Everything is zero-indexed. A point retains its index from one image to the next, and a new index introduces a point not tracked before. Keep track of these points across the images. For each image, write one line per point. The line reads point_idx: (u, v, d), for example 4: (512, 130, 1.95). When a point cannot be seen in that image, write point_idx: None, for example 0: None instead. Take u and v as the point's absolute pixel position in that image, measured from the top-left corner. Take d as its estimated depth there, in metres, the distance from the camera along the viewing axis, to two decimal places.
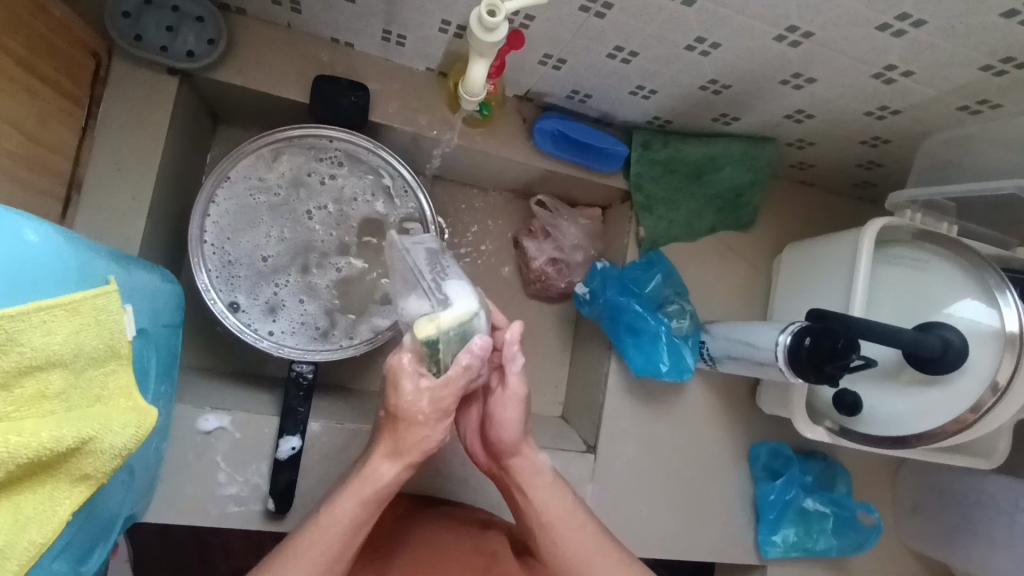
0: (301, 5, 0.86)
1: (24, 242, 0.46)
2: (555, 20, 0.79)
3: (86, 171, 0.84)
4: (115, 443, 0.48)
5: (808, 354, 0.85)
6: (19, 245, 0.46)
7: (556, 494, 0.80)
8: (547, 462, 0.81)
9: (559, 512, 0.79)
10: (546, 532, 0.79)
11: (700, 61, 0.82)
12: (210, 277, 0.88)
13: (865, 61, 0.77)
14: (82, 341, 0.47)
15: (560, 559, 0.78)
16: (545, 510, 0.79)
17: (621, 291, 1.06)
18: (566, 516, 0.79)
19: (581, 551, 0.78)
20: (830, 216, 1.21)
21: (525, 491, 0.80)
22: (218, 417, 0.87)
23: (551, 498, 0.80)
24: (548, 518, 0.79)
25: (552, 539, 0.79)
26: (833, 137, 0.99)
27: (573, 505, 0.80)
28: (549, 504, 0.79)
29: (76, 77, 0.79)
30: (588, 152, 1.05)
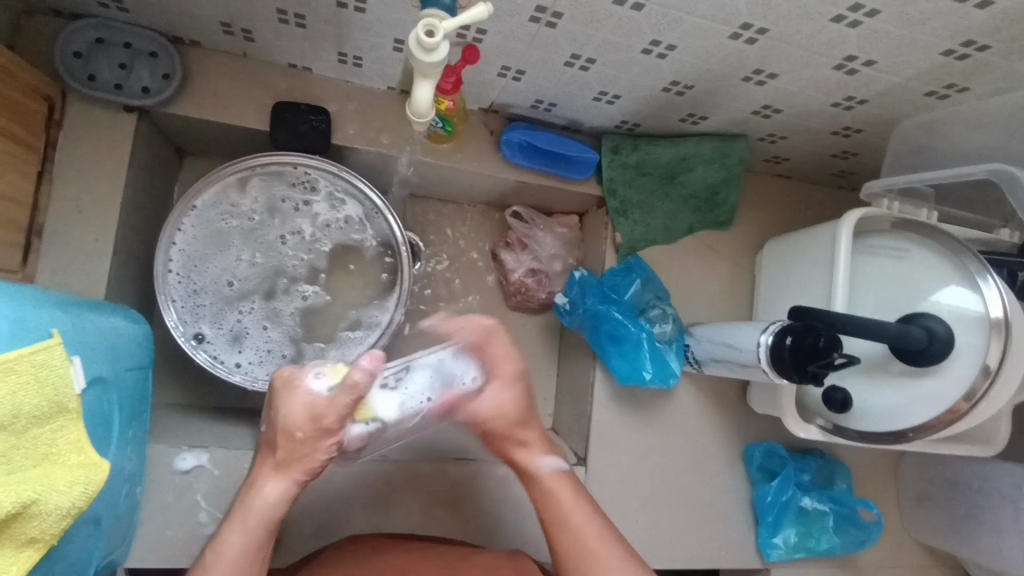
0: (253, 33, 0.85)
1: None
2: (507, 32, 0.77)
3: (46, 216, 0.83)
4: (61, 503, 0.47)
5: (790, 353, 0.82)
6: None
7: (565, 485, 0.79)
8: (557, 463, 0.80)
9: (572, 505, 0.77)
10: (556, 524, 0.77)
11: (659, 63, 0.81)
12: (175, 308, 0.86)
13: (824, 53, 0.75)
14: (21, 400, 0.45)
15: (570, 547, 0.75)
16: (559, 506, 0.77)
17: (602, 299, 1.04)
18: (574, 508, 0.77)
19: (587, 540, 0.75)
20: (811, 208, 1.19)
21: (534, 480, 0.80)
22: (196, 456, 0.86)
23: (558, 487, 0.79)
24: (556, 512, 0.77)
25: (571, 535, 0.76)
26: (804, 130, 0.97)
27: (580, 493, 0.79)
28: (562, 498, 0.78)
29: (29, 122, 0.78)
30: (557, 162, 1.04)
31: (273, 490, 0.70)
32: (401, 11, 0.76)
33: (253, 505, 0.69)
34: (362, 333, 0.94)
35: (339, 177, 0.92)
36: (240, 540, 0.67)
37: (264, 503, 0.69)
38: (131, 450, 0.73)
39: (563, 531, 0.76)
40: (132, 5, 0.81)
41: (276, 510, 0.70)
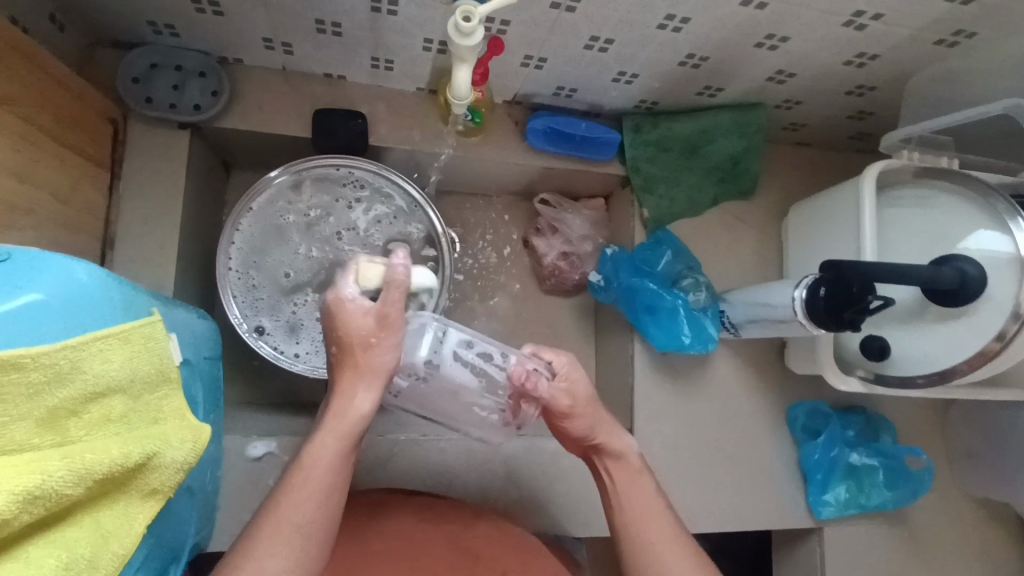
0: (292, 46, 0.92)
1: (78, 282, 0.51)
2: (528, 21, 0.82)
3: (117, 229, 0.90)
4: (175, 457, 0.52)
5: (826, 304, 0.85)
6: (75, 284, 0.51)
7: (639, 483, 0.79)
8: (639, 445, 0.82)
9: (642, 499, 0.78)
10: (630, 524, 0.77)
11: (674, 37, 0.85)
12: (237, 302, 0.93)
13: (831, 12, 0.79)
14: (137, 366, 0.51)
15: (637, 545, 0.76)
16: (626, 495, 0.79)
17: (635, 273, 1.08)
18: (643, 495, 0.78)
19: (659, 539, 0.75)
20: (833, 171, 1.22)
21: (607, 469, 0.81)
22: (266, 443, 0.91)
23: (631, 484, 0.80)
24: (626, 514, 0.78)
25: (637, 530, 0.76)
26: (818, 93, 1.01)
27: (652, 484, 0.80)
28: (632, 489, 0.79)
29: (98, 143, 0.85)
30: (582, 145, 1.09)
31: (329, 438, 0.68)
32: (429, 11, 0.82)
33: (321, 451, 0.67)
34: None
35: (382, 177, 0.98)
36: (313, 488, 0.66)
37: (328, 448, 0.68)
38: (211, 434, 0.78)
39: (623, 512, 0.78)
40: (182, 30, 0.88)
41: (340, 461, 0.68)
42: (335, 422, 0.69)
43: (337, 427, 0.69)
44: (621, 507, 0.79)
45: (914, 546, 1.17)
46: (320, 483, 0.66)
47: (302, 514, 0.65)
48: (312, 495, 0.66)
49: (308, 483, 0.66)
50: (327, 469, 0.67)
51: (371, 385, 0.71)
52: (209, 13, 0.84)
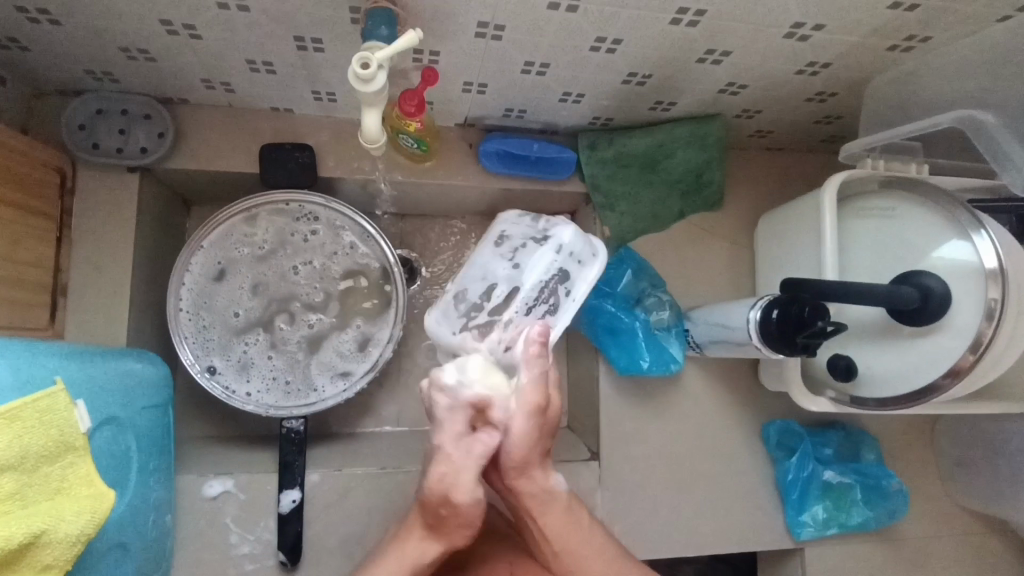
0: (232, 85, 0.92)
1: None
2: (458, 51, 0.80)
3: (69, 276, 0.91)
4: (70, 531, 0.53)
5: (778, 326, 0.82)
6: None
7: (569, 522, 0.73)
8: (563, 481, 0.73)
9: (583, 551, 0.74)
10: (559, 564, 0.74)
11: (610, 58, 0.82)
12: (187, 344, 0.94)
13: (769, 24, 0.75)
14: (27, 443, 0.52)
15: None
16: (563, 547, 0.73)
17: (596, 294, 1.05)
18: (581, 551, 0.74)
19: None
20: (807, 177, 1.17)
21: (536, 518, 0.72)
22: (222, 482, 0.92)
23: (561, 527, 0.73)
24: (556, 553, 0.73)
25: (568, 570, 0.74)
26: (777, 101, 0.96)
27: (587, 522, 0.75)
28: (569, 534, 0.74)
29: (43, 194, 0.86)
30: (536, 165, 1.06)
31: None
32: (356, 47, 0.80)
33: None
34: (368, 351, 0.99)
35: (331, 210, 0.98)
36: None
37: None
38: (155, 481, 0.79)
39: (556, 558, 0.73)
40: (120, 76, 0.88)
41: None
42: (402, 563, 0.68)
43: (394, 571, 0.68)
44: (547, 540, 0.73)
45: (904, 565, 1.12)
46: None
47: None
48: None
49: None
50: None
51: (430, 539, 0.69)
52: (142, 60, 0.84)
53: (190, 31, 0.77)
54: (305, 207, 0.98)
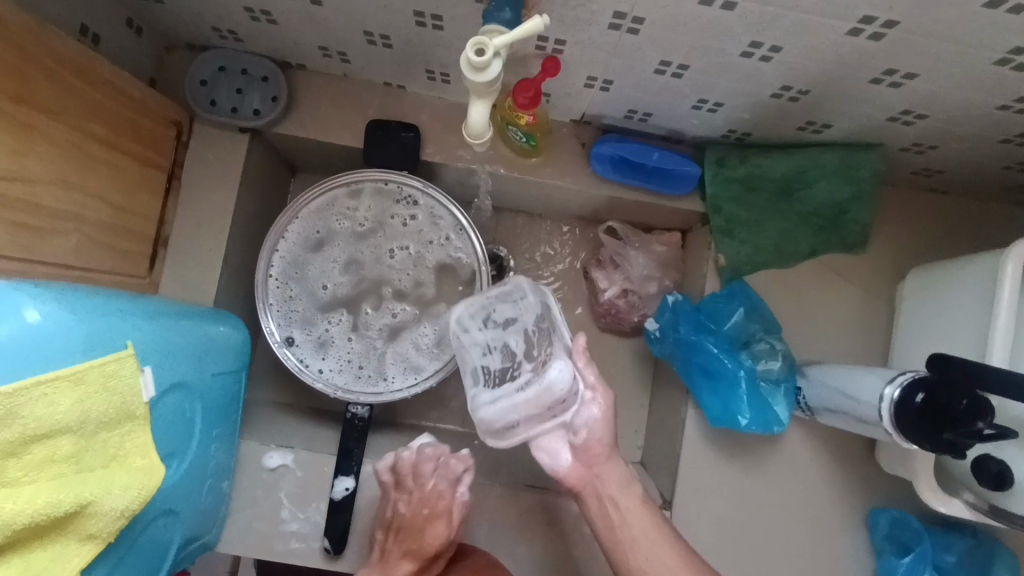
0: (348, 56, 0.88)
1: (26, 324, 0.49)
2: (586, 42, 0.71)
3: (171, 228, 0.93)
4: (115, 505, 0.52)
5: (920, 413, 0.69)
6: (23, 328, 0.49)
7: (647, 515, 0.76)
8: (639, 486, 0.78)
9: (636, 531, 0.75)
10: (626, 547, 0.75)
11: (762, 67, 0.70)
12: (269, 311, 0.93)
13: (977, 47, 0.60)
14: (89, 409, 0.51)
15: (628, 561, 0.74)
16: (625, 517, 0.75)
17: (698, 329, 0.94)
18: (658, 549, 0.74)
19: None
20: (980, 230, 0.96)
21: (616, 503, 0.76)
22: (282, 455, 0.92)
23: (641, 519, 0.75)
24: (630, 535, 0.75)
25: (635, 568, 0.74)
26: (960, 138, 0.80)
27: (657, 535, 0.75)
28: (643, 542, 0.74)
29: (158, 146, 0.88)
30: (650, 175, 0.95)
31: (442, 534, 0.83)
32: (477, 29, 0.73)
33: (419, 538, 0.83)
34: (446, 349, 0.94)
35: (433, 198, 0.94)
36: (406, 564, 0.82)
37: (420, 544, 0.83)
38: (215, 448, 0.79)
39: (629, 539, 0.75)
40: (243, 36, 0.88)
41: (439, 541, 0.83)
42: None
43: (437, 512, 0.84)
44: (626, 528, 0.75)
45: None
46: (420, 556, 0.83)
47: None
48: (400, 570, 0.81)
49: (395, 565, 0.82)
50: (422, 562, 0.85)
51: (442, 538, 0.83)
52: (264, 22, 0.83)
53: None
54: (405, 190, 0.94)
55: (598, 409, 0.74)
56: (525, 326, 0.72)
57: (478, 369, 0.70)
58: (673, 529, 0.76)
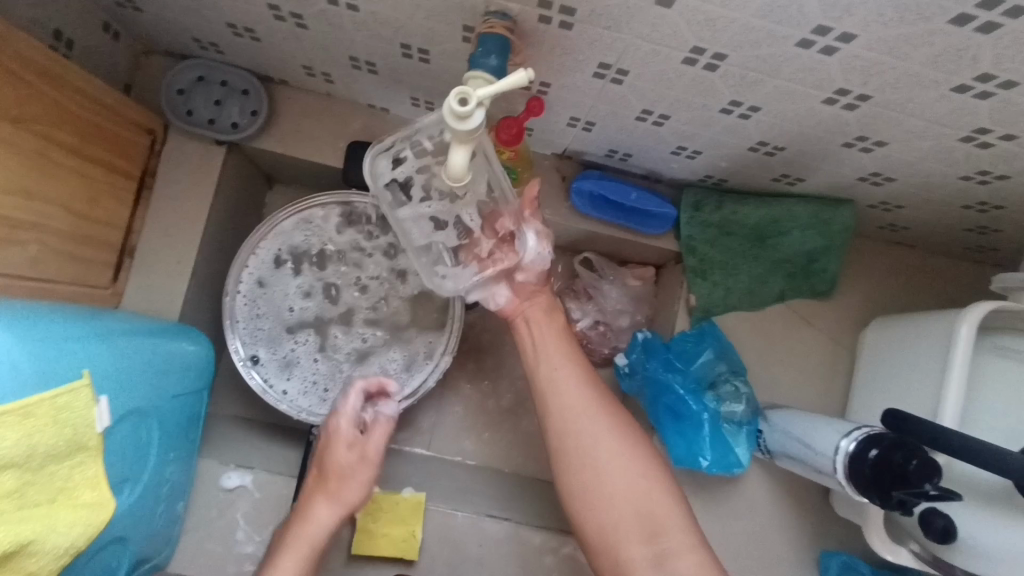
0: (332, 77, 0.88)
1: None
2: (571, 86, 0.72)
3: (138, 238, 0.91)
4: (58, 543, 0.51)
5: (872, 471, 0.70)
6: None
7: (561, 340, 0.79)
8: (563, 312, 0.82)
9: (556, 358, 0.77)
10: (541, 359, 0.77)
11: (741, 123, 0.72)
12: (235, 328, 0.91)
13: (945, 124, 0.62)
14: (36, 442, 0.49)
15: (550, 381, 0.76)
16: (540, 336, 0.79)
17: (666, 367, 0.95)
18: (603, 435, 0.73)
19: (569, 396, 0.75)
20: (942, 285, 0.99)
21: (536, 325, 0.79)
22: (241, 475, 0.92)
23: (571, 382, 0.76)
24: (568, 414, 0.74)
25: (579, 451, 0.72)
26: (926, 201, 0.82)
27: (569, 345, 0.78)
28: (564, 385, 0.75)
29: (129, 154, 0.86)
30: (631, 214, 0.97)
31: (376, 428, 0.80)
32: (464, 65, 0.73)
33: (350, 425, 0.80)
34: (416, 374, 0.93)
35: None
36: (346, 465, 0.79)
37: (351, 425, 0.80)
38: (170, 470, 0.77)
39: (546, 380, 0.76)
40: (225, 49, 0.87)
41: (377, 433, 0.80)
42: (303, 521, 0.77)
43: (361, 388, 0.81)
44: (555, 370, 0.76)
45: None
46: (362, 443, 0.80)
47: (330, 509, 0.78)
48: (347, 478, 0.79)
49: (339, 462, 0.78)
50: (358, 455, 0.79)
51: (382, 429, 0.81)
52: (247, 38, 0.81)
53: (295, 19, 0.73)
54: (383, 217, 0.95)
55: (541, 247, 0.77)
56: (475, 200, 0.72)
57: (431, 241, 0.75)
58: (584, 351, 0.80)
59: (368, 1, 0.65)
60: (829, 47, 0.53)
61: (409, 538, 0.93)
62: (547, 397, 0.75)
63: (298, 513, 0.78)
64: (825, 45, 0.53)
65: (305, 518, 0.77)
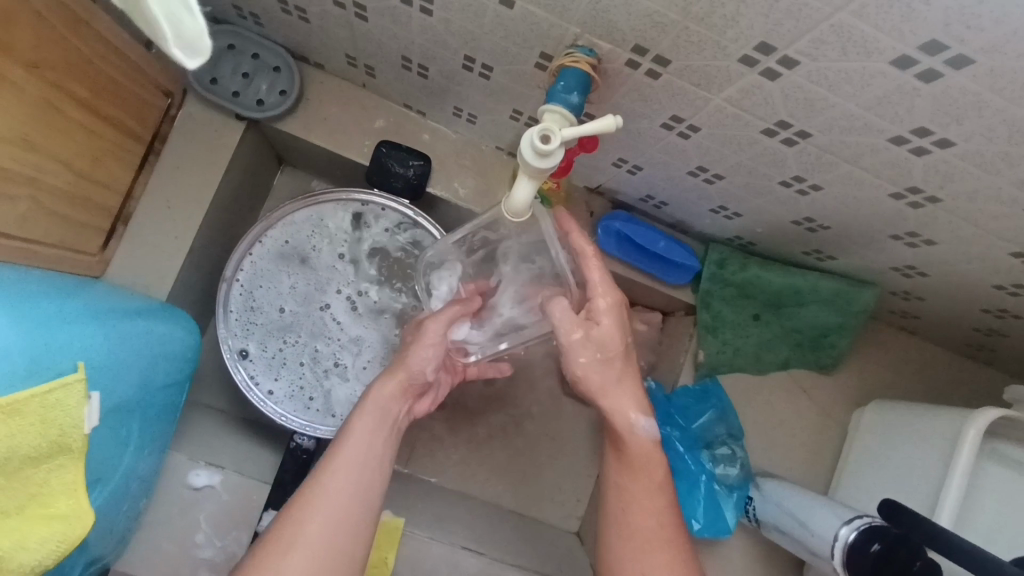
0: (375, 71, 0.83)
1: None
2: (633, 131, 0.69)
3: (136, 204, 0.83)
4: (25, 561, 0.45)
5: (872, 564, 0.69)
6: None
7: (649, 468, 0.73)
8: (650, 427, 0.73)
9: (640, 495, 0.72)
10: (620, 495, 0.73)
11: (796, 198, 0.70)
12: (227, 318, 0.86)
13: (1003, 238, 0.62)
14: (18, 443, 0.44)
15: (622, 522, 0.72)
16: (624, 483, 0.73)
17: (665, 420, 0.95)
18: (642, 549, 0.70)
19: (644, 538, 0.70)
20: (943, 380, 1.00)
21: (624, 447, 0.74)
22: (209, 474, 0.82)
23: (643, 496, 0.72)
24: (630, 526, 0.71)
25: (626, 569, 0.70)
26: (947, 299, 0.83)
27: (661, 477, 0.73)
28: (633, 493, 0.72)
29: (143, 115, 0.79)
30: (653, 260, 0.95)
31: (378, 446, 0.68)
32: (527, 89, 0.70)
33: (359, 443, 0.67)
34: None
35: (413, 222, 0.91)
36: (350, 484, 0.65)
37: (366, 434, 0.68)
38: (142, 467, 0.71)
39: (621, 520, 0.72)
40: (265, 22, 0.81)
41: (398, 405, 0.72)
42: (375, 403, 0.70)
43: (396, 371, 0.73)
44: (629, 475, 0.73)
45: None
46: (369, 463, 0.67)
47: (330, 530, 0.62)
48: (349, 495, 0.64)
49: (343, 484, 0.64)
50: (363, 478, 0.66)
51: (401, 385, 0.73)
52: (295, 17, 0.76)
53: (358, 10, 0.69)
54: (388, 214, 0.91)
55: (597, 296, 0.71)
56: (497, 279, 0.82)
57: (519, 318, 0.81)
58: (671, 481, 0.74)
59: (445, 8, 0.61)
60: (919, 148, 0.53)
61: (380, 565, 0.85)
62: (619, 538, 0.71)
63: (281, 533, 0.61)
64: (918, 145, 0.53)
65: (299, 525, 0.61)
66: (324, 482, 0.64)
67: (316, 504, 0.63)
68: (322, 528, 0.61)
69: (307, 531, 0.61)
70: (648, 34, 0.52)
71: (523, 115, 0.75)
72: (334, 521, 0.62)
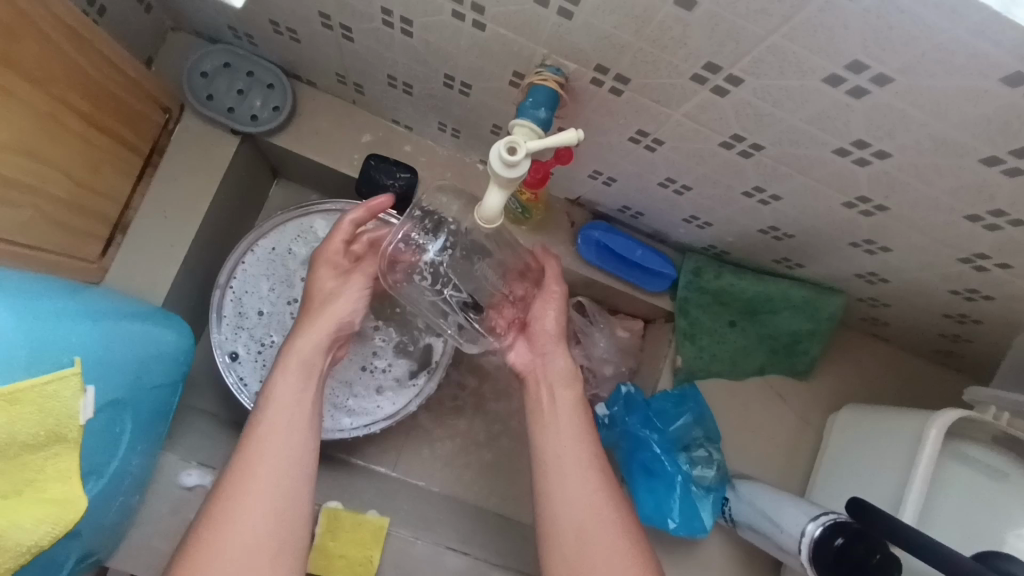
0: (364, 88, 0.87)
1: None
2: (604, 144, 0.73)
3: (134, 214, 0.87)
4: (20, 541, 0.48)
5: (836, 557, 0.72)
6: None
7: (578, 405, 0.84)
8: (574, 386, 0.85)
9: (568, 433, 0.81)
10: (548, 437, 0.81)
11: (759, 209, 0.74)
12: (220, 322, 0.90)
13: (950, 245, 0.66)
14: (16, 429, 0.47)
15: (552, 461, 0.79)
16: (556, 422, 0.82)
17: (643, 422, 0.97)
18: (574, 477, 0.78)
19: (573, 475, 0.78)
20: (914, 386, 1.03)
21: (552, 393, 0.84)
22: (200, 474, 0.85)
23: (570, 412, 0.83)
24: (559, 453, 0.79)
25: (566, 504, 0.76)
26: (911, 305, 0.87)
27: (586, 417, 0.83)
28: (562, 424, 0.82)
29: (141, 129, 0.83)
30: (631, 269, 0.99)
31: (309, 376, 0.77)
32: (504, 105, 0.74)
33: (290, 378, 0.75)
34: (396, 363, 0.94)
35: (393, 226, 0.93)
36: (273, 455, 0.70)
37: (293, 373, 0.76)
38: (135, 463, 0.74)
39: (554, 456, 0.79)
40: (259, 41, 0.85)
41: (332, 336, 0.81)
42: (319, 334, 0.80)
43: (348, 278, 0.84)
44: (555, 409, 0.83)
45: None
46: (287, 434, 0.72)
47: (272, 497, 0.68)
48: (289, 432, 0.72)
49: (268, 456, 0.69)
50: (284, 446, 0.71)
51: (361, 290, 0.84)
52: (286, 37, 0.81)
53: (344, 31, 0.73)
54: (370, 222, 0.94)
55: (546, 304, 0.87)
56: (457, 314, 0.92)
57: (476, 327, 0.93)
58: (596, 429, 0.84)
59: (424, 29, 0.65)
60: (862, 159, 0.57)
61: (366, 563, 0.87)
62: (550, 477, 0.78)
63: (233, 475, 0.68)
64: (861, 156, 0.56)
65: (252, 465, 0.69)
66: (249, 467, 0.68)
67: (262, 438, 0.70)
68: (280, 465, 0.70)
69: (264, 465, 0.69)
70: (608, 54, 0.56)
71: (502, 129, 0.79)
72: (268, 489, 0.68)
